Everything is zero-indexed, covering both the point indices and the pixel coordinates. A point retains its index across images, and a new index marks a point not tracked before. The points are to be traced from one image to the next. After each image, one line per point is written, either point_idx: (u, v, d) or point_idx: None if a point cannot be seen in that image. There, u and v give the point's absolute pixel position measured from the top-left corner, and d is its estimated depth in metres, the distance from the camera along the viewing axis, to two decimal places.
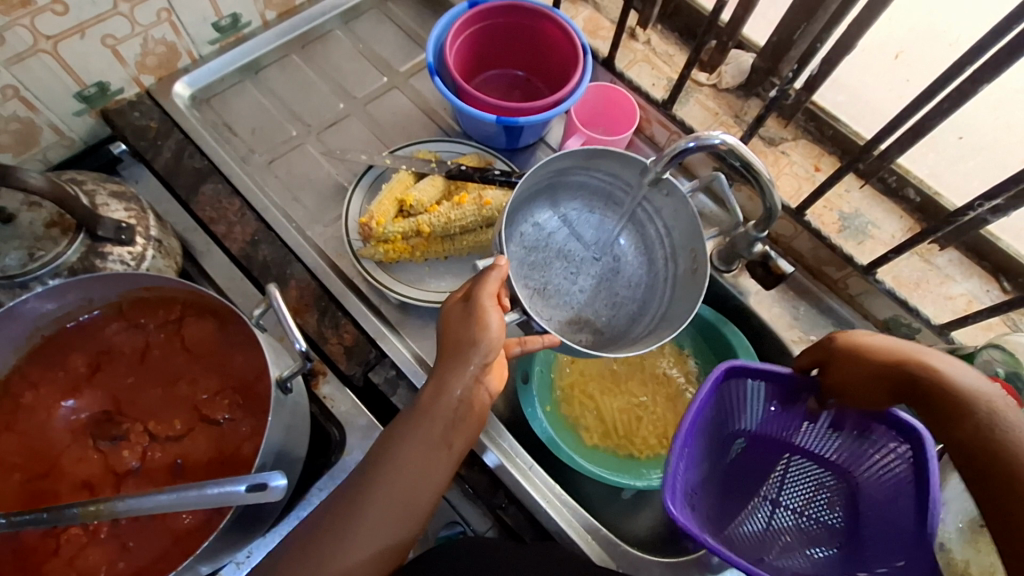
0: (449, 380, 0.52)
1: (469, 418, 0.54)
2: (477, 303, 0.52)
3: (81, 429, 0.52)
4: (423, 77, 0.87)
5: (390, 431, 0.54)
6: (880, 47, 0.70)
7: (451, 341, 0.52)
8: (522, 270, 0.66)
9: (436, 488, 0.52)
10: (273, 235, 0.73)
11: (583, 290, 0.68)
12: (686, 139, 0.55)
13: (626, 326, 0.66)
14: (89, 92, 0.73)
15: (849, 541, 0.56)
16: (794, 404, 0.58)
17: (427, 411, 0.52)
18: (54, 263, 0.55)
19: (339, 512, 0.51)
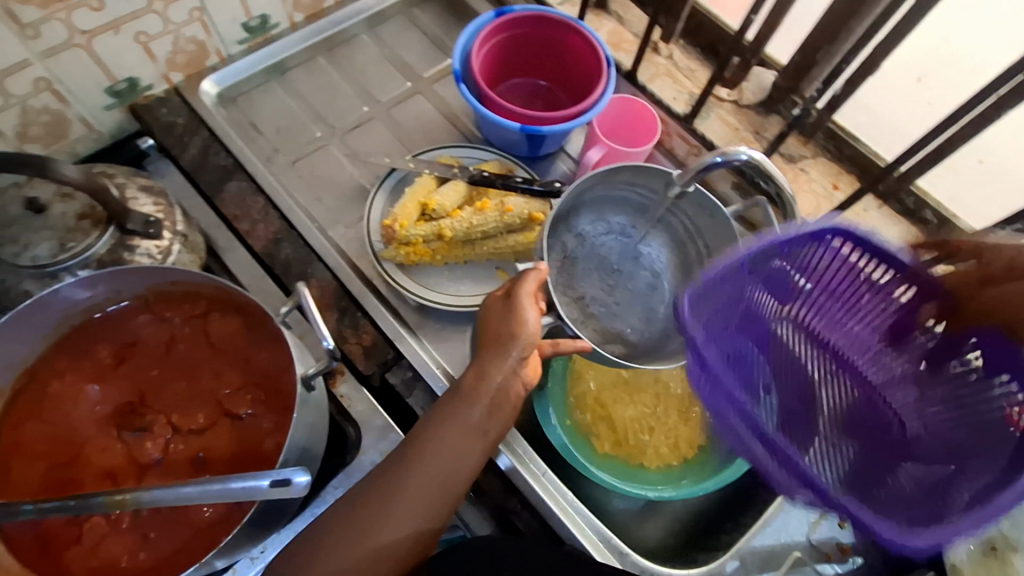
0: (489, 368, 0.54)
1: (504, 406, 0.55)
2: (518, 298, 0.54)
3: (105, 420, 0.53)
4: (447, 83, 0.88)
5: (417, 429, 0.55)
6: (902, 71, 0.70)
7: (491, 335, 0.55)
8: (562, 278, 0.69)
9: (460, 485, 0.54)
10: (296, 234, 0.74)
11: (621, 303, 0.69)
12: (712, 155, 0.56)
13: (660, 341, 0.66)
14: (120, 87, 0.74)
15: (868, 474, 0.44)
16: (883, 313, 0.51)
17: (458, 404, 0.54)
18: (83, 255, 0.56)
19: (369, 505, 0.53)
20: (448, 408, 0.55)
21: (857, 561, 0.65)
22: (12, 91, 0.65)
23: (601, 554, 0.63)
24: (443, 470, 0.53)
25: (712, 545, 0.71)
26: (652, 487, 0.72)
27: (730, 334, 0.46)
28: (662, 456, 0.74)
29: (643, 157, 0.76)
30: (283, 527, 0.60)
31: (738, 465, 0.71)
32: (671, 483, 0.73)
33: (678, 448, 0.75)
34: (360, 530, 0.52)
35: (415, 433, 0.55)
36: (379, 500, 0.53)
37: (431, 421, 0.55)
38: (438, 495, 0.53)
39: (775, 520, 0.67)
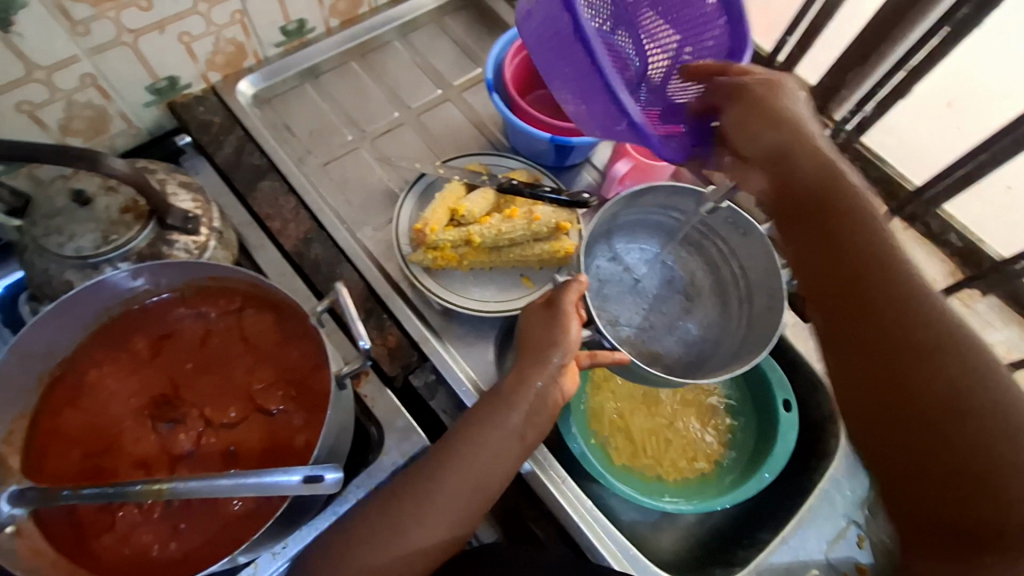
0: (528, 373, 0.59)
1: (542, 412, 0.59)
2: (564, 311, 0.60)
3: (139, 410, 0.54)
4: (476, 92, 0.89)
5: (460, 429, 0.59)
6: (933, 95, 0.69)
7: (532, 343, 0.61)
8: (597, 300, 0.73)
9: (492, 486, 0.57)
10: (326, 235, 0.75)
11: (656, 325, 0.74)
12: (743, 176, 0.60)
13: (697, 362, 0.72)
14: (160, 85, 0.76)
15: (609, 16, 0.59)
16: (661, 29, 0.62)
17: (507, 401, 0.58)
18: (125, 247, 0.57)
19: (406, 503, 0.56)
20: (487, 411, 0.59)
21: None
22: (59, 85, 0.67)
23: (619, 563, 0.64)
24: (480, 470, 0.56)
25: (728, 561, 0.71)
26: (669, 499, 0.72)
27: None
28: (678, 469, 0.75)
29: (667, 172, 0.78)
30: (304, 524, 0.60)
31: (758, 482, 0.71)
32: (688, 496, 0.73)
33: (695, 460, 0.76)
34: (396, 526, 0.55)
35: (455, 434, 0.58)
36: (416, 498, 0.56)
37: (469, 424, 0.58)
38: (471, 496, 0.56)
39: (794, 537, 0.68)
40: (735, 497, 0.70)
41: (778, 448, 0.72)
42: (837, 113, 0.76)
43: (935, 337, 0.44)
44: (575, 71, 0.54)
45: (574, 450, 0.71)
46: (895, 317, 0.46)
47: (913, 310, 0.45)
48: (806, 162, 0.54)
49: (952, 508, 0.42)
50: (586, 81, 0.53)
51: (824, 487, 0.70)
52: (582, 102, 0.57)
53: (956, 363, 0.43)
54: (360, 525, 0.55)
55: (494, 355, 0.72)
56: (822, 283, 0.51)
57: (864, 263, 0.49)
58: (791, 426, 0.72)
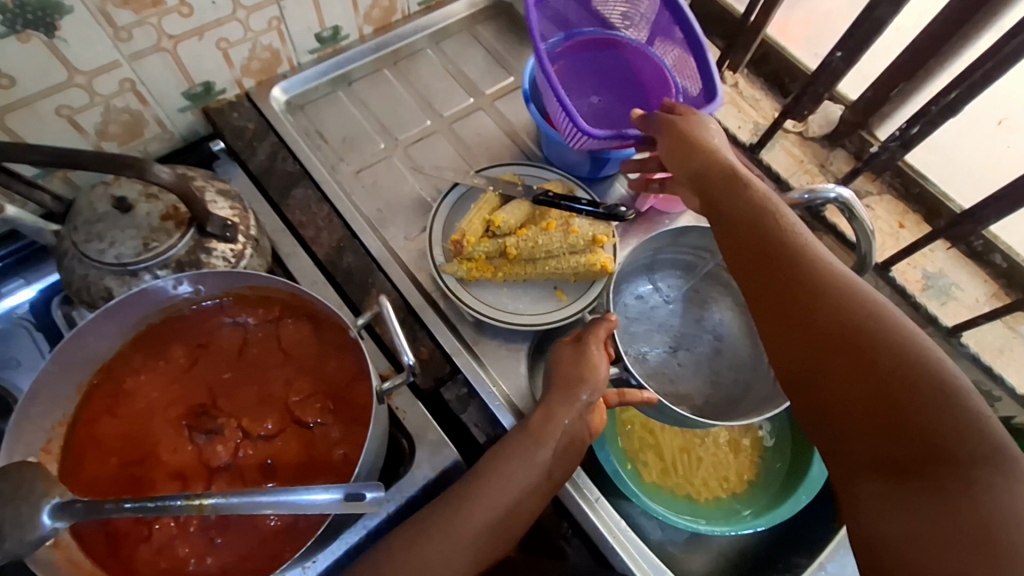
0: (558, 410, 0.61)
1: (572, 447, 0.61)
2: (587, 344, 0.63)
3: (176, 418, 0.53)
4: (509, 100, 0.88)
5: (495, 450, 0.60)
6: (985, 112, 0.70)
7: (561, 377, 0.62)
8: (624, 337, 0.73)
9: (526, 507, 0.58)
10: (358, 244, 0.75)
11: (685, 361, 0.73)
12: (800, 191, 0.58)
13: (727, 403, 0.70)
14: (196, 90, 0.76)
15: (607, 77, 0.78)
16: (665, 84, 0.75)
17: (535, 434, 0.60)
18: (164, 255, 0.57)
19: (435, 530, 0.56)
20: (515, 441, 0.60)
21: None
22: (99, 90, 0.67)
23: None
24: (511, 496, 0.58)
25: None
26: (701, 520, 0.71)
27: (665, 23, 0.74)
28: (710, 488, 0.73)
29: None
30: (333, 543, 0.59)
31: (793, 503, 0.70)
32: (720, 516, 0.72)
33: (727, 480, 0.74)
34: (428, 549, 0.55)
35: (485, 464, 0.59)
36: (447, 524, 0.56)
37: (503, 447, 0.60)
38: (503, 522, 0.57)
39: (830, 562, 0.67)
40: (769, 519, 0.70)
41: (814, 470, 0.72)
42: (880, 130, 0.76)
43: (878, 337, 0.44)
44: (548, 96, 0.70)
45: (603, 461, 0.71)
46: (830, 324, 0.46)
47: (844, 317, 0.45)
48: (726, 185, 0.57)
49: (951, 532, 0.37)
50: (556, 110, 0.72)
51: None
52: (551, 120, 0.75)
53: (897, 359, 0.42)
54: (389, 553, 0.55)
55: (526, 369, 0.71)
56: (765, 304, 0.50)
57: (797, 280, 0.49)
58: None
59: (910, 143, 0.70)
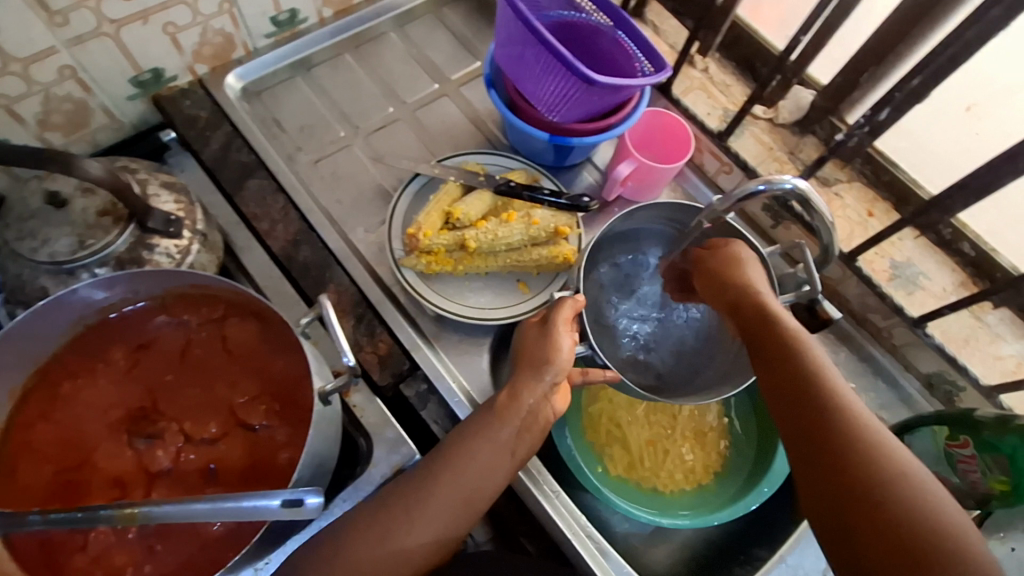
0: (522, 389, 0.58)
1: (533, 429, 0.58)
2: (554, 325, 0.59)
3: (116, 424, 0.52)
4: (474, 87, 0.85)
5: (459, 435, 0.58)
6: (952, 98, 0.66)
7: (527, 358, 0.59)
8: (594, 306, 0.71)
9: (485, 497, 0.56)
10: (315, 236, 0.73)
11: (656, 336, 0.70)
12: (755, 182, 0.54)
13: (690, 373, 0.68)
14: (144, 77, 0.72)
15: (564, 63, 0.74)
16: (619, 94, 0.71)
17: (501, 414, 0.57)
18: (103, 252, 0.55)
19: (395, 508, 0.54)
20: (479, 419, 0.58)
21: None
22: (36, 78, 0.63)
23: None
24: (472, 482, 0.55)
25: None
26: (664, 512, 0.70)
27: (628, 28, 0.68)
28: (676, 482, 0.73)
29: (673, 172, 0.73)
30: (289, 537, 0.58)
31: (756, 495, 0.70)
32: (684, 510, 0.71)
33: (693, 474, 0.73)
34: (384, 527, 0.53)
35: (451, 443, 0.57)
36: (407, 505, 0.54)
37: (463, 434, 0.57)
38: (461, 508, 0.55)
39: (791, 555, 0.67)
40: (733, 511, 0.69)
41: (778, 463, 0.71)
42: (851, 116, 0.74)
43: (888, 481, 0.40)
44: (542, 65, 0.64)
45: (565, 452, 0.70)
46: (840, 455, 0.42)
47: (858, 455, 0.41)
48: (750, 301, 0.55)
49: None
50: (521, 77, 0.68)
51: None
52: (527, 93, 0.70)
53: (903, 514, 0.39)
54: (350, 531, 0.53)
55: (488, 364, 0.70)
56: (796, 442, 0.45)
57: (813, 407, 0.45)
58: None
59: (879, 131, 0.68)
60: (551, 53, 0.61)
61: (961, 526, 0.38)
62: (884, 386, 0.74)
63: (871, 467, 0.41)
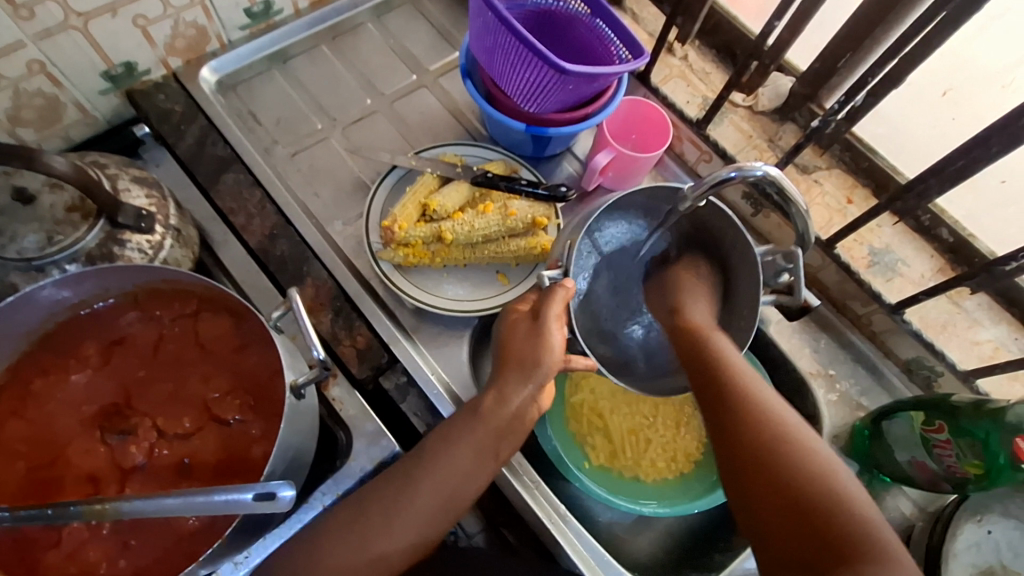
0: (508, 390, 0.57)
1: (518, 430, 0.58)
2: (544, 323, 0.56)
3: (89, 421, 0.52)
4: (453, 77, 0.85)
5: (442, 436, 0.57)
6: (927, 84, 0.68)
7: (515, 356, 0.57)
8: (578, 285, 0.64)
9: (468, 497, 0.56)
10: (293, 230, 0.72)
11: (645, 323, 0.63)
12: (728, 169, 0.53)
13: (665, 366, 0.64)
14: (116, 71, 0.71)
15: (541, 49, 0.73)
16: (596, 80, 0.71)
17: (484, 416, 0.57)
18: (72, 249, 0.55)
19: (374, 512, 0.54)
20: (462, 425, 0.57)
21: None
22: (4, 73, 0.61)
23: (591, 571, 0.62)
24: (455, 485, 0.56)
25: (705, 566, 0.70)
26: (646, 502, 0.70)
27: (605, 16, 0.67)
28: (658, 470, 0.72)
29: (652, 161, 0.73)
30: (268, 533, 0.58)
31: None
32: (665, 498, 0.71)
33: (675, 462, 0.73)
34: (363, 529, 0.53)
35: (434, 444, 0.57)
36: (387, 509, 0.54)
37: (445, 434, 0.57)
38: (443, 510, 0.55)
39: None
40: (712, 498, 0.70)
41: None
42: (829, 101, 0.75)
43: (820, 486, 0.43)
44: (516, 55, 0.63)
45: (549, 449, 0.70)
46: (772, 469, 0.45)
47: (784, 469, 0.44)
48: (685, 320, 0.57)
49: None
50: (498, 70, 0.67)
51: None
52: (503, 83, 0.69)
53: (830, 521, 0.41)
54: (331, 531, 0.54)
55: (468, 356, 0.70)
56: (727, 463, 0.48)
57: (745, 427, 0.48)
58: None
59: (856, 118, 0.68)
60: (524, 43, 0.60)
61: (879, 522, 0.41)
62: (863, 372, 0.74)
63: (802, 475, 0.44)
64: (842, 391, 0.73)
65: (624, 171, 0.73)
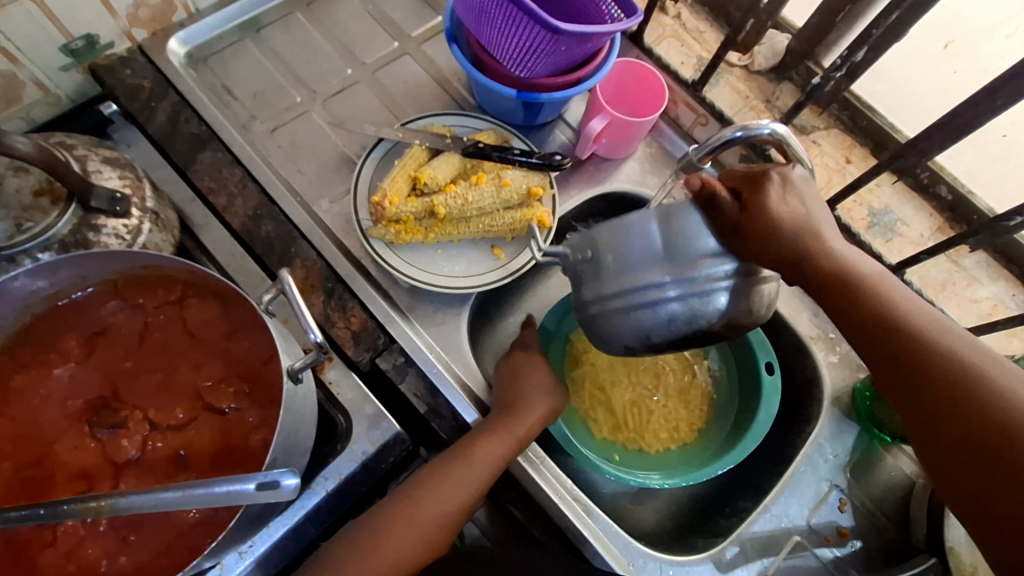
0: (526, 406, 0.61)
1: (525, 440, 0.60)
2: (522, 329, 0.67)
3: (76, 415, 0.50)
4: (437, 43, 0.80)
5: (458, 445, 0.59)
6: (930, 36, 0.69)
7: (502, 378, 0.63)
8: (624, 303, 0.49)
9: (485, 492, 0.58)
10: (277, 210, 0.70)
11: (715, 260, 0.48)
12: (733, 127, 0.49)
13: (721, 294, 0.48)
14: (76, 45, 0.66)
15: None
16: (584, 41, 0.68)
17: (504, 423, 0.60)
18: (43, 236, 0.51)
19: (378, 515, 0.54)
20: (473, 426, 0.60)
21: (854, 545, 0.66)
22: None
23: (600, 541, 0.62)
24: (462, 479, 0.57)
25: (711, 531, 0.70)
26: (651, 471, 0.70)
27: None
28: (661, 440, 0.72)
29: (648, 126, 0.70)
30: (272, 521, 0.58)
31: (739, 451, 0.67)
32: (671, 467, 0.71)
33: (677, 431, 0.73)
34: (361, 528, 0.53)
35: (454, 452, 0.59)
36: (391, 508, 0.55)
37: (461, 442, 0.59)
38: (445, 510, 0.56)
39: (775, 505, 0.66)
40: (715, 467, 0.67)
41: (761, 416, 0.69)
42: (827, 59, 0.73)
43: (988, 397, 0.41)
44: (504, 15, 0.59)
45: (560, 438, 0.66)
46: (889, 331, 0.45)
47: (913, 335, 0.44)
48: (867, 293, 0.47)
49: None
50: (487, 34, 0.64)
51: (807, 452, 0.68)
52: (490, 47, 0.66)
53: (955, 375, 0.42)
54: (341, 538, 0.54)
55: (466, 333, 0.69)
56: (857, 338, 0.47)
57: (868, 301, 0.46)
58: (773, 388, 0.70)
59: (856, 74, 0.67)
60: (515, 3, 0.56)
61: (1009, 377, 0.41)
62: None
63: (928, 345, 0.44)
64: (843, 353, 0.72)
65: (620, 135, 0.70)
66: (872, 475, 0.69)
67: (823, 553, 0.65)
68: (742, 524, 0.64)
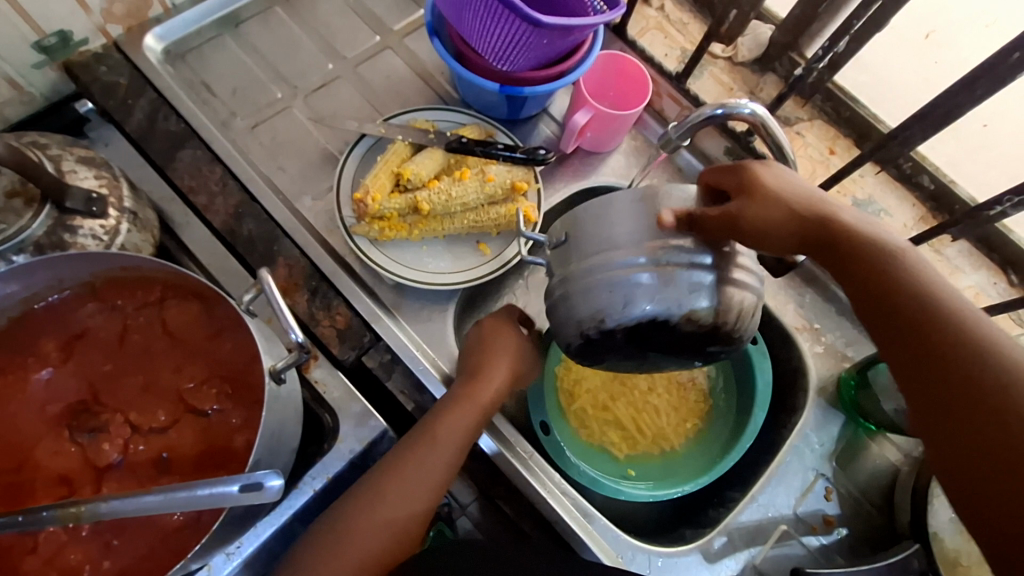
0: (493, 375, 0.62)
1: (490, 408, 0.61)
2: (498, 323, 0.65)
3: (55, 420, 0.49)
4: (420, 37, 0.80)
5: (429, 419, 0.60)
6: (912, 28, 0.70)
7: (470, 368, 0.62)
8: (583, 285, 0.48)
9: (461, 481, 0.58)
10: (259, 208, 0.69)
11: (686, 246, 0.47)
12: (713, 105, 0.48)
13: (683, 285, 0.46)
14: (49, 41, 0.65)
15: None
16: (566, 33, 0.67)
17: (472, 398, 0.60)
18: (17, 238, 0.50)
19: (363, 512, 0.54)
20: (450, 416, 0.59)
21: (840, 532, 0.66)
22: None
23: (588, 535, 0.62)
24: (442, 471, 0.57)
25: (698, 521, 0.70)
26: (685, 471, 0.71)
27: None
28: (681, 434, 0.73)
29: (633, 119, 0.70)
30: (260, 521, 0.57)
31: (744, 438, 0.69)
32: (699, 458, 0.72)
33: (689, 417, 0.74)
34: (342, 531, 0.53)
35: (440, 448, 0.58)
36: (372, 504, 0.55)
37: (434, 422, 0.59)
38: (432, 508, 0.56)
39: (761, 494, 0.67)
40: (740, 448, 0.68)
41: (759, 382, 0.71)
42: (810, 49, 0.73)
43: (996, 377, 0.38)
44: (487, 8, 0.59)
45: (588, 483, 0.66)
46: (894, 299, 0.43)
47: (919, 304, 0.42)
48: (885, 272, 0.44)
49: None
50: (468, 25, 0.63)
51: (793, 442, 0.69)
52: (472, 41, 0.65)
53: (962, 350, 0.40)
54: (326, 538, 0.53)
55: (452, 329, 0.68)
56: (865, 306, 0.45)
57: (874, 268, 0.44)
58: (762, 355, 0.71)
59: (837, 65, 0.67)
60: None
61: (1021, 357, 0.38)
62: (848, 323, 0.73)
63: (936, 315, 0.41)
64: (828, 343, 0.72)
65: (605, 127, 0.70)
66: (857, 464, 0.70)
67: (810, 541, 0.66)
68: (730, 514, 0.65)
